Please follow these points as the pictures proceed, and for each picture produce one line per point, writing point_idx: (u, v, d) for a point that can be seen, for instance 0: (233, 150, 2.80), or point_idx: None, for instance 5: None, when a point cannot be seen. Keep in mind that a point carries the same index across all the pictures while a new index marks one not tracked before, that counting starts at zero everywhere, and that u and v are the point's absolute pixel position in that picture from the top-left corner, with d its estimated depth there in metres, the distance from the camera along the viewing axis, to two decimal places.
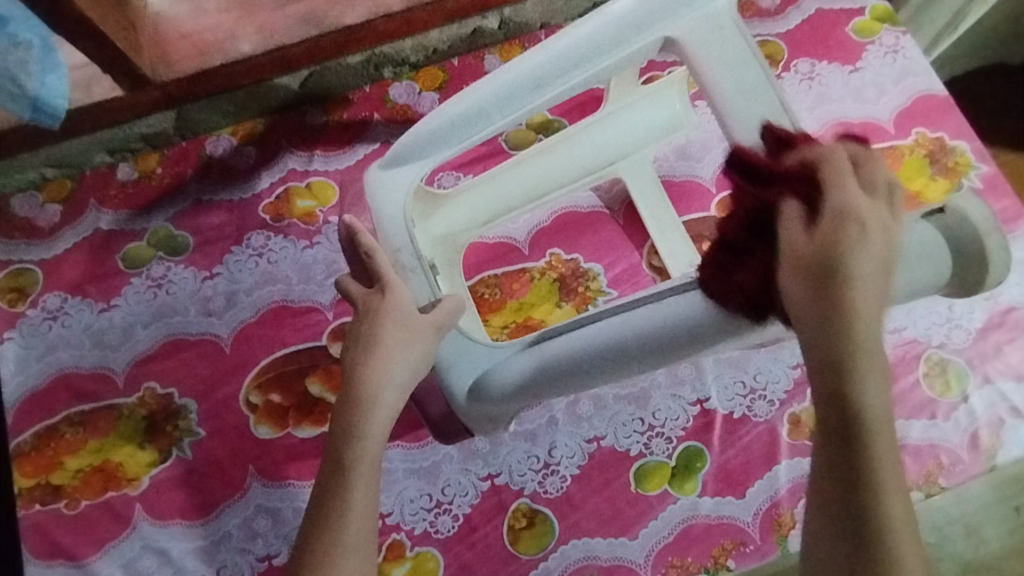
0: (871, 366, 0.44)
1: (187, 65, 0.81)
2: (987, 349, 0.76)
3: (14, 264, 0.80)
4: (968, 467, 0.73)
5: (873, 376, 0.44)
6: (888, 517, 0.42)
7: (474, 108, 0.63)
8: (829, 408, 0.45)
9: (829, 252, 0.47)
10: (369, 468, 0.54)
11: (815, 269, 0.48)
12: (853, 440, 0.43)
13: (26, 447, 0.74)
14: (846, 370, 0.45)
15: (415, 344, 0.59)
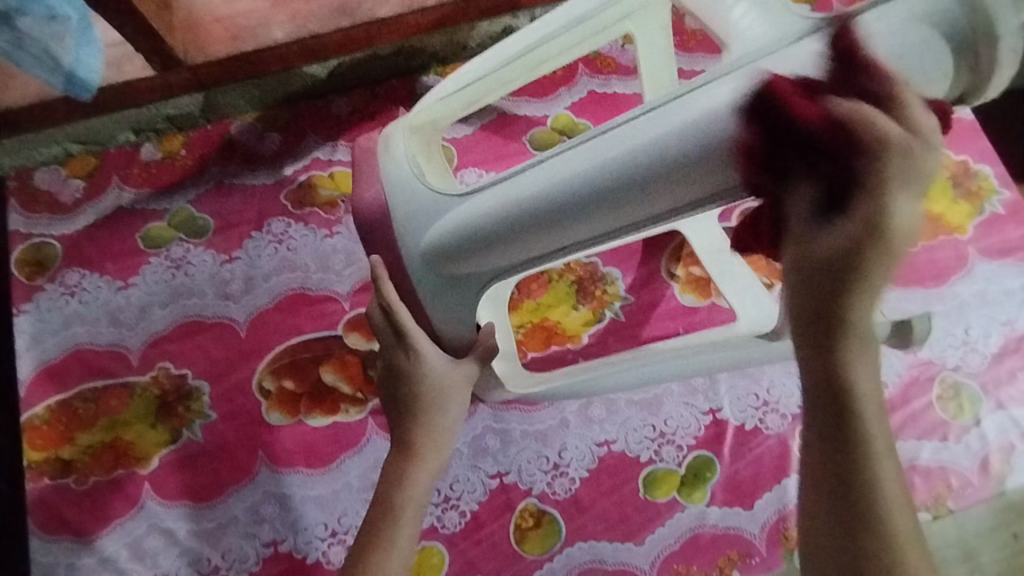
0: (867, 375, 0.39)
1: (219, 48, 0.81)
2: (1002, 374, 0.76)
3: (35, 238, 0.80)
4: (976, 491, 0.73)
5: (868, 395, 0.39)
6: (894, 531, 0.39)
7: (506, 211, 0.53)
8: (830, 453, 0.40)
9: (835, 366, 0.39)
10: (410, 521, 0.58)
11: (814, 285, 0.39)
12: (860, 485, 0.39)
13: (38, 420, 0.74)
14: (852, 494, 0.39)
15: (451, 404, 0.61)
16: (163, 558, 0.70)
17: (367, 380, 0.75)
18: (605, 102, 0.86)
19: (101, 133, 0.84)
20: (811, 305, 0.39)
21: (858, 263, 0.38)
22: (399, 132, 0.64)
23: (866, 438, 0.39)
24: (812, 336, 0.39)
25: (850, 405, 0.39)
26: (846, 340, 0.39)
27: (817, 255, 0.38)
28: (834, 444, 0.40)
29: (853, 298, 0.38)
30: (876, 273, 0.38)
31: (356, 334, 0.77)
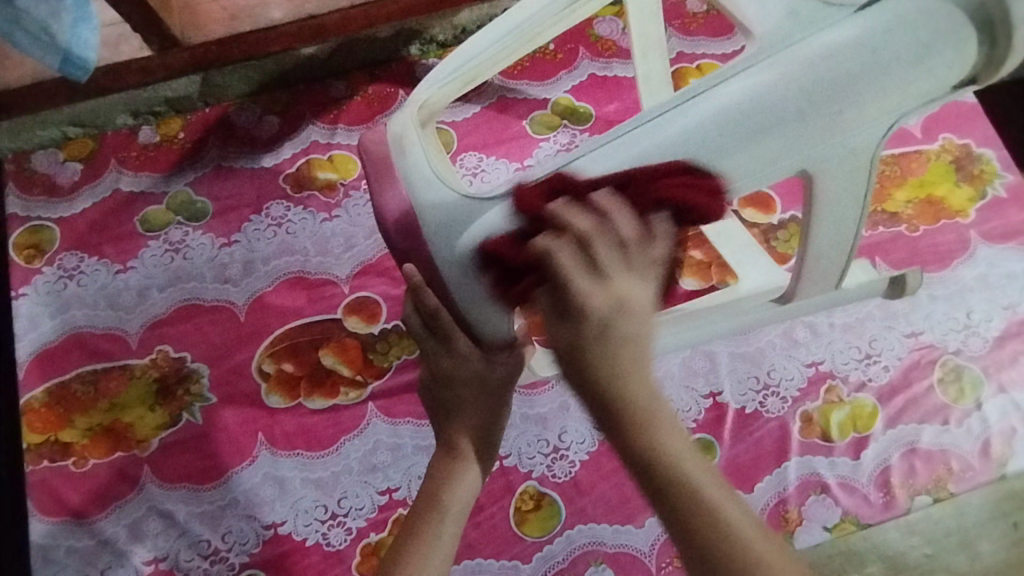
0: (668, 437, 0.45)
1: (217, 29, 0.84)
2: (1003, 358, 0.76)
3: (32, 221, 0.80)
4: (977, 475, 0.73)
5: (670, 449, 0.44)
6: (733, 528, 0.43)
7: (526, 221, 0.51)
8: (667, 518, 0.44)
9: (627, 411, 0.44)
10: (452, 522, 0.56)
11: (569, 346, 0.46)
12: (698, 532, 0.43)
13: (37, 403, 0.74)
14: (679, 519, 0.43)
15: (497, 407, 0.58)
16: (162, 540, 0.70)
17: (367, 363, 0.75)
18: (606, 85, 0.85)
19: (99, 115, 0.84)
20: (589, 399, 0.45)
21: (595, 341, 0.45)
22: (398, 122, 0.58)
23: (690, 487, 0.44)
24: (611, 430, 0.45)
25: (664, 467, 0.44)
26: (634, 421, 0.44)
27: (566, 341, 0.46)
28: (666, 513, 0.44)
29: (618, 379, 0.45)
30: (615, 350, 0.45)
31: (356, 317, 0.77)
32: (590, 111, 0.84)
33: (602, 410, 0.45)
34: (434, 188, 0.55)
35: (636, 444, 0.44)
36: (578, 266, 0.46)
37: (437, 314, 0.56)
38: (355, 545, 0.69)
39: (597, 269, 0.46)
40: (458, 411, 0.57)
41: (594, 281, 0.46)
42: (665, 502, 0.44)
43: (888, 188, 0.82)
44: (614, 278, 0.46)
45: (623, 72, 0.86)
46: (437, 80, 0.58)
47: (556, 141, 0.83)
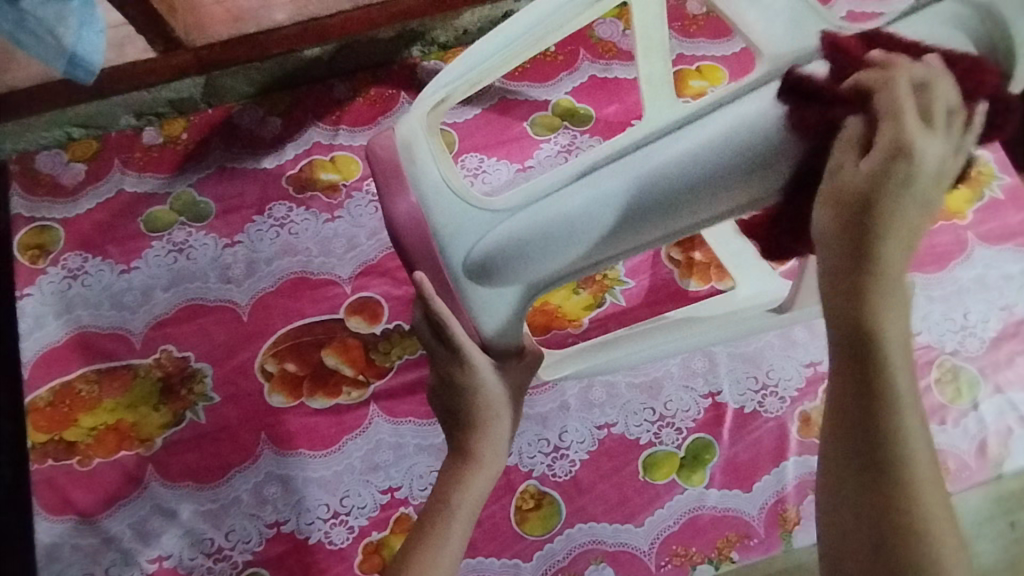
0: (890, 317, 0.41)
1: (220, 31, 0.82)
2: (1000, 358, 0.76)
3: (37, 221, 0.80)
4: (973, 474, 0.73)
5: (891, 325, 0.41)
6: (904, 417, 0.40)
7: (548, 227, 0.52)
8: (853, 383, 0.41)
9: (843, 258, 0.42)
10: (461, 526, 0.56)
11: (846, 230, 0.42)
12: (883, 420, 0.40)
13: (41, 402, 0.74)
14: (871, 378, 0.41)
15: (507, 415, 0.58)
16: (166, 539, 0.70)
17: (369, 363, 0.75)
18: (606, 86, 0.86)
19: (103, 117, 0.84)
20: (842, 267, 0.42)
21: (892, 202, 0.41)
22: (404, 127, 0.59)
23: (890, 380, 0.40)
24: (851, 330, 0.41)
25: (878, 344, 0.41)
26: (863, 323, 0.41)
27: (853, 192, 0.41)
28: (854, 378, 0.41)
29: (871, 254, 0.41)
30: (892, 217, 0.41)
31: (358, 318, 0.77)
32: (590, 113, 0.85)
33: (839, 267, 0.42)
34: (443, 198, 0.55)
35: (852, 333, 0.42)
36: (858, 144, 0.43)
37: (447, 324, 0.56)
38: (357, 543, 0.70)
39: (888, 121, 0.41)
40: (469, 419, 0.57)
41: (873, 154, 0.41)
42: (859, 372, 0.41)
43: None
44: (934, 141, 0.41)
45: (623, 74, 0.86)
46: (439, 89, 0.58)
47: (556, 143, 0.84)
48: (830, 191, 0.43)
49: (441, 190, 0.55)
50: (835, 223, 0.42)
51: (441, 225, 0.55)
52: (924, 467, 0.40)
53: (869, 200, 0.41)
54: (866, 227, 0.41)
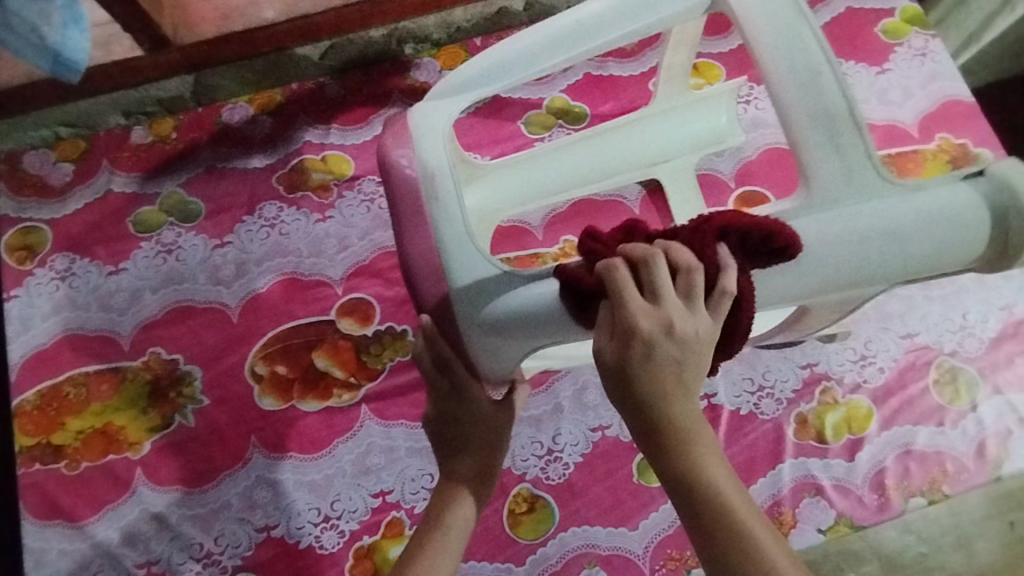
0: (713, 464, 0.44)
1: (207, 28, 0.83)
2: (999, 359, 0.75)
3: (24, 222, 0.79)
4: (972, 476, 0.72)
5: (708, 473, 0.44)
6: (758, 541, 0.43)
7: (522, 313, 0.52)
8: (695, 533, 0.44)
9: (655, 409, 0.44)
10: (453, 550, 0.57)
11: (616, 372, 0.44)
12: (730, 553, 0.43)
13: (28, 405, 0.73)
14: (707, 519, 0.44)
15: (503, 438, 0.59)
16: (155, 543, 0.69)
17: (361, 365, 0.75)
18: (601, 84, 0.85)
19: (91, 116, 0.83)
20: (636, 425, 0.45)
21: (642, 365, 0.43)
22: (421, 108, 0.60)
23: (725, 514, 0.43)
24: (645, 440, 0.45)
25: (700, 490, 0.44)
26: (670, 434, 0.44)
27: (615, 361, 0.44)
28: (697, 524, 0.44)
29: (668, 401, 0.43)
30: (652, 375, 0.43)
31: (349, 319, 0.76)
32: (585, 111, 0.84)
33: (636, 424, 0.45)
34: (437, 180, 0.56)
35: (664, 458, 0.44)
36: (609, 329, 0.45)
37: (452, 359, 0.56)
38: (348, 548, 0.69)
39: (653, 294, 0.44)
40: (465, 447, 0.58)
41: (648, 306, 0.44)
42: (694, 521, 0.44)
43: None
44: (659, 310, 0.43)
45: (618, 71, 0.85)
46: (461, 85, 0.60)
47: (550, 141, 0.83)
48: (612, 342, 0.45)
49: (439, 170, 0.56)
50: (616, 390, 0.45)
51: (439, 220, 0.55)
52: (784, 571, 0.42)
53: (644, 358, 0.43)
54: (633, 375, 0.43)
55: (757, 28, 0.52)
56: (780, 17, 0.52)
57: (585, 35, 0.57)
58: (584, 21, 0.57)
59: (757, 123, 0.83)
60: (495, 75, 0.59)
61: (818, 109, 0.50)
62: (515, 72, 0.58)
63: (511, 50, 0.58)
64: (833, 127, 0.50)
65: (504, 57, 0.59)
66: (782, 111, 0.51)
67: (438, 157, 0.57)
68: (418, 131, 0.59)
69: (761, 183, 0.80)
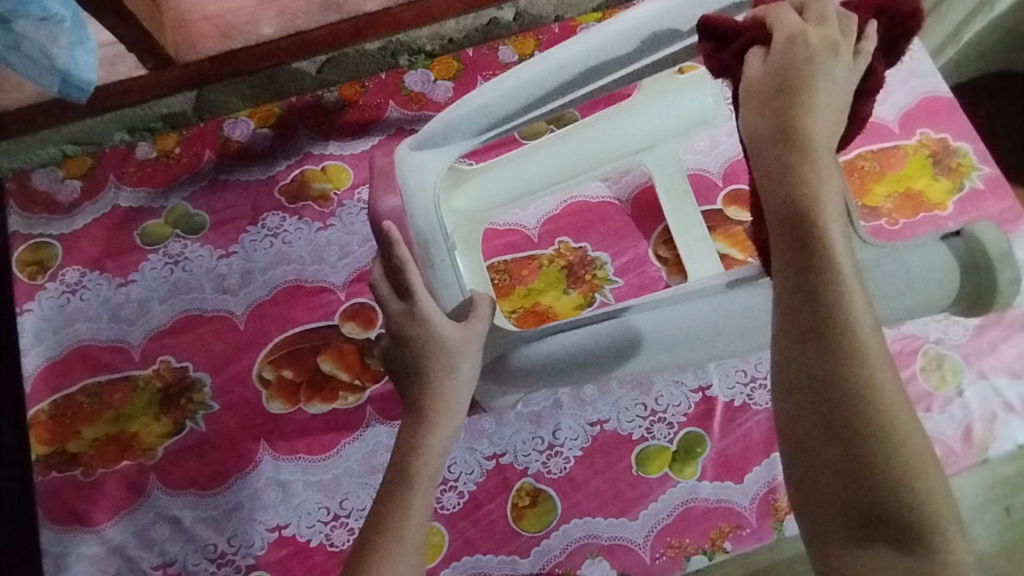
0: (846, 272, 0.42)
1: (210, 45, 0.86)
2: (983, 345, 0.78)
3: (35, 238, 0.82)
4: (960, 459, 0.75)
5: (821, 183, 0.45)
6: (836, 259, 0.42)
7: (566, 357, 0.62)
8: (813, 355, 0.41)
9: (785, 124, 0.47)
10: (410, 550, 0.52)
11: (763, 100, 0.48)
12: (844, 380, 0.40)
13: (43, 415, 0.76)
14: (800, 206, 0.44)
15: (450, 421, 0.57)
16: (170, 545, 0.72)
17: (365, 367, 0.77)
18: None
19: (97, 133, 0.86)
20: (774, 211, 0.46)
21: (795, 149, 0.46)
22: (405, 155, 0.63)
23: (841, 305, 0.41)
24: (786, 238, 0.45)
25: (846, 341, 0.41)
26: (789, 149, 0.46)
27: (765, 87, 0.48)
28: (790, 236, 0.45)
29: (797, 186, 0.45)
30: (804, 161, 0.45)
31: (353, 324, 0.78)
32: (576, 116, 0.87)
33: (773, 135, 0.47)
34: None
35: (779, 148, 0.46)
36: (766, 100, 0.48)
37: (426, 320, 0.58)
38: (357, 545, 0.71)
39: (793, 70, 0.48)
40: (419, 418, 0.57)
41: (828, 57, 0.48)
42: (796, 230, 0.44)
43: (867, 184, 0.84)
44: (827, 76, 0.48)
45: None
46: (451, 127, 0.62)
47: None
48: (769, 78, 0.48)
49: (431, 236, 0.62)
50: (763, 170, 0.47)
51: None
52: (853, 290, 0.42)
53: (802, 134, 0.46)
54: (780, 105, 0.48)
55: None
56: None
57: (569, 84, 0.60)
58: (566, 69, 0.59)
59: None
60: (482, 123, 0.61)
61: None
62: (503, 120, 0.61)
63: (493, 95, 0.60)
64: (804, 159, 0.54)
65: (490, 102, 0.61)
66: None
67: (422, 180, 0.62)
68: (405, 170, 0.63)
69: (747, 181, 0.83)
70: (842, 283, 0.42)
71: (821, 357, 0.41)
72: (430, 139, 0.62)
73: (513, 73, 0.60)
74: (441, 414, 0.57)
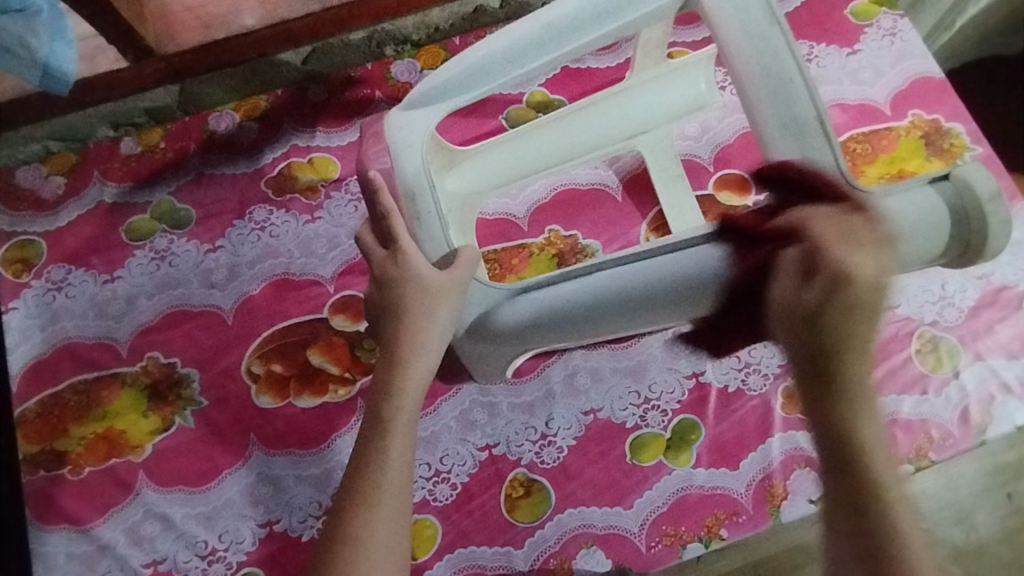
0: (859, 419, 0.48)
1: (191, 37, 0.86)
2: (979, 327, 0.77)
3: (19, 236, 0.81)
4: (958, 442, 0.74)
5: (862, 370, 0.49)
6: (853, 403, 0.48)
7: (564, 309, 0.59)
8: (831, 477, 0.48)
9: (817, 305, 0.48)
10: (390, 490, 0.55)
11: (802, 275, 0.50)
12: (859, 484, 0.47)
13: (31, 414, 0.75)
14: (823, 371, 0.48)
15: (429, 358, 0.58)
16: (160, 543, 0.71)
17: (354, 360, 0.76)
18: (578, 77, 0.87)
19: (80, 129, 0.84)
20: (811, 377, 0.49)
21: (852, 315, 0.48)
22: (394, 118, 0.61)
23: (871, 471, 0.47)
24: (812, 382, 0.49)
25: (848, 439, 0.47)
26: (829, 338, 0.48)
27: (799, 312, 0.49)
28: (817, 385, 0.49)
29: (844, 349, 0.48)
30: (845, 328, 0.48)
31: (342, 316, 0.78)
32: (564, 103, 0.86)
33: (806, 346, 0.49)
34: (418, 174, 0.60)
35: (806, 328, 0.49)
36: (801, 269, 0.50)
37: (408, 260, 0.58)
38: None
39: (816, 274, 0.49)
40: (394, 358, 0.57)
41: (850, 250, 0.49)
42: (824, 381, 0.48)
43: (860, 165, 0.83)
44: (876, 258, 0.49)
45: (596, 63, 0.87)
46: (439, 91, 0.61)
47: None
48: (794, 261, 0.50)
49: (418, 187, 0.59)
50: (789, 329, 0.50)
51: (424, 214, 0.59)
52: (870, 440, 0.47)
53: (846, 299, 0.48)
54: (837, 301, 0.48)
55: (736, 42, 0.58)
56: (768, 41, 0.57)
57: (558, 40, 0.59)
58: (555, 23, 0.59)
59: (733, 108, 0.85)
60: (476, 79, 0.61)
61: (788, 120, 0.56)
62: (491, 81, 0.61)
63: (483, 55, 0.60)
64: (801, 134, 0.56)
65: (481, 61, 0.60)
66: (757, 118, 0.57)
67: (414, 166, 0.60)
68: (396, 145, 0.61)
69: (739, 166, 0.82)
70: (852, 427, 0.47)
71: (841, 462, 0.47)
72: (420, 101, 0.61)
73: (508, 30, 0.61)
74: (417, 355, 0.57)
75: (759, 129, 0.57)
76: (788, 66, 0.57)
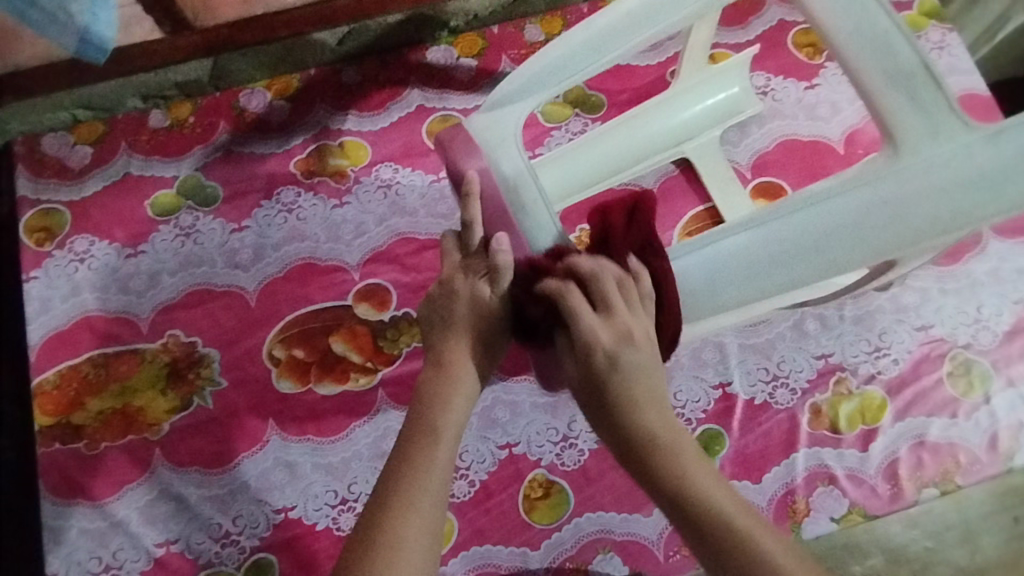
0: (694, 469, 0.50)
1: (228, 12, 0.81)
2: (1012, 352, 0.76)
3: (43, 204, 0.80)
4: (984, 467, 0.73)
5: (687, 475, 0.49)
6: (680, 466, 0.50)
7: (715, 269, 0.55)
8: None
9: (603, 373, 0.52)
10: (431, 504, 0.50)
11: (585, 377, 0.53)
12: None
13: (48, 385, 0.74)
14: (635, 448, 0.51)
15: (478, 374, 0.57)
16: (174, 523, 0.70)
17: (377, 350, 0.75)
18: (618, 74, 0.85)
19: (108, 99, 0.83)
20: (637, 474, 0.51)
21: (606, 368, 0.52)
22: (477, 121, 0.61)
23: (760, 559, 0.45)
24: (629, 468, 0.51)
25: (684, 492, 0.49)
26: (628, 403, 0.52)
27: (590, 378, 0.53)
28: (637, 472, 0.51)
29: (625, 402, 0.52)
30: (620, 378, 0.52)
31: (366, 304, 0.76)
32: (602, 100, 0.84)
33: (600, 418, 0.53)
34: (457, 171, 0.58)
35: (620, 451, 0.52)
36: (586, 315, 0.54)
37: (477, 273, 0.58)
38: None
39: (603, 307, 0.53)
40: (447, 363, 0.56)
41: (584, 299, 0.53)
42: (637, 469, 0.51)
43: None
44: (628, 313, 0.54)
45: (636, 60, 0.85)
46: (522, 89, 0.61)
47: (568, 129, 0.83)
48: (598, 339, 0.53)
49: (520, 179, 0.58)
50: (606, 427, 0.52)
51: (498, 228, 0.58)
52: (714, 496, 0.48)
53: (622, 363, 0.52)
54: (645, 381, 0.52)
55: (834, 15, 0.56)
56: (862, 5, 0.56)
57: (634, 31, 0.59)
58: (632, 15, 0.59)
59: (774, 114, 0.83)
60: (564, 71, 0.60)
61: (894, 70, 0.54)
62: (574, 74, 0.60)
63: (565, 52, 0.60)
64: (910, 86, 0.53)
65: (566, 55, 0.60)
66: (858, 77, 0.55)
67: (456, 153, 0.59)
68: (489, 143, 0.60)
69: (777, 174, 0.81)
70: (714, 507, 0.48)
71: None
72: (501, 104, 0.61)
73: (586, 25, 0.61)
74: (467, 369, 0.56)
75: (863, 91, 0.55)
76: (883, 21, 0.55)
